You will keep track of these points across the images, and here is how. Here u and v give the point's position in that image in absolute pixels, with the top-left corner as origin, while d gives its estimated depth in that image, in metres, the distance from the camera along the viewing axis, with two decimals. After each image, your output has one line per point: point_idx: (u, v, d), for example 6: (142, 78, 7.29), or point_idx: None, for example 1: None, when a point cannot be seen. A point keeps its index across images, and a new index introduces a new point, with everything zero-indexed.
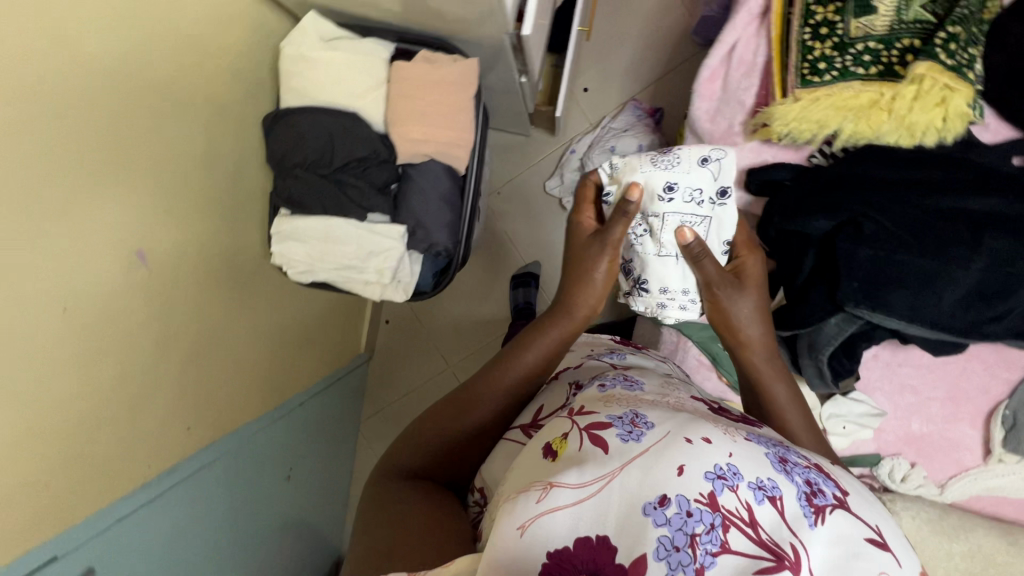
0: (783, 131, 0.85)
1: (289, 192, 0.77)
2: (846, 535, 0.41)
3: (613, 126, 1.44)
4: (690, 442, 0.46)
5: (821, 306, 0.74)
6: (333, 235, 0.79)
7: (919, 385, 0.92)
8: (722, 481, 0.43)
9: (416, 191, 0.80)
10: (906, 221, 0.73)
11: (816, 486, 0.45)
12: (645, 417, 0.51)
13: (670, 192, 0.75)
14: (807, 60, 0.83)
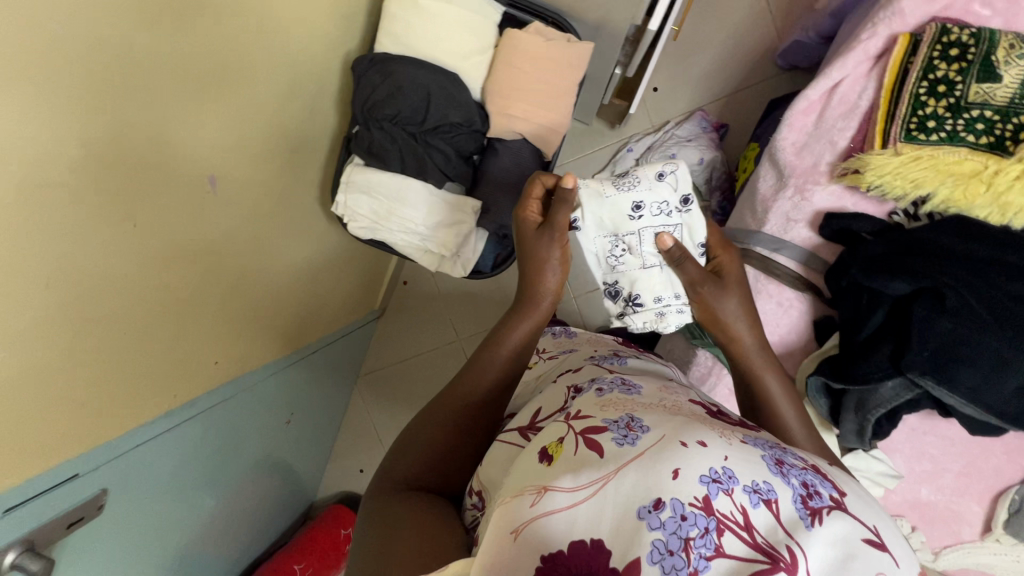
0: (874, 182, 0.83)
1: (372, 143, 0.72)
2: (843, 537, 0.40)
3: (677, 133, 1.40)
4: (685, 445, 0.44)
5: (881, 367, 0.74)
6: (405, 197, 0.76)
7: (938, 456, 0.93)
8: (719, 485, 0.41)
9: (500, 168, 0.77)
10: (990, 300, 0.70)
11: (812, 488, 0.43)
12: (643, 420, 0.49)
13: (637, 212, 0.77)
14: (916, 115, 0.81)
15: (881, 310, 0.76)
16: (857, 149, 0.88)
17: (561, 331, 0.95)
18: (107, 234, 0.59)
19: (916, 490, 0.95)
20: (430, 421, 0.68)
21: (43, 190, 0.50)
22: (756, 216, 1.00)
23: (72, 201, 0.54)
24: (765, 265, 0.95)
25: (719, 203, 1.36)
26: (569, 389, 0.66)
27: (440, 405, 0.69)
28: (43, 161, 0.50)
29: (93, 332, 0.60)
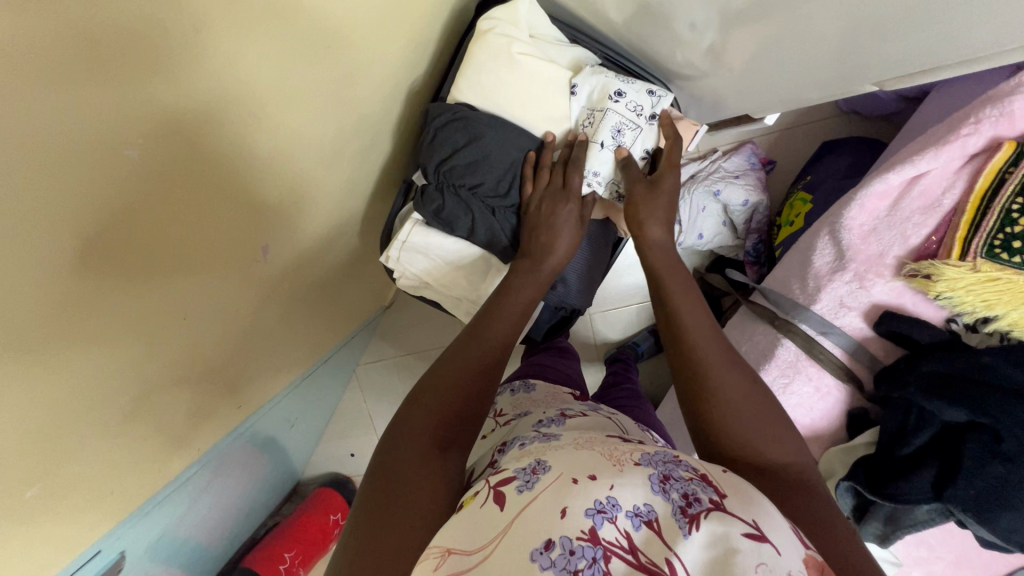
0: (943, 293, 0.81)
1: (441, 205, 0.75)
2: (718, 536, 0.44)
3: (724, 166, 1.32)
4: (576, 482, 0.49)
5: (920, 490, 0.77)
6: (462, 262, 0.80)
7: (935, 545, 0.96)
8: (604, 515, 0.46)
9: None
10: None
11: (692, 496, 0.48)
12: (545, 461, 0.53)
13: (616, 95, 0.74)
14: (1003, 232, 0.77)
15: (928, 431, 0.77)
16: (930, 250, 0.85)
17: (519, 385, 0.89)
18: (146, 304, 0.52)
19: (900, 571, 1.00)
20: (429, 393, 0.61)
21: (93, 279, 0.43)
22: (804, 289, 0.97)
23: (119, 302, 0.47)
24: (808, 345, 0.94)
25: (754, 244, 1.33)
26: (495, 448, 0.69)
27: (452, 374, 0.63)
28: (99, 253, 0.42)
29: (110, 402, 0.54)
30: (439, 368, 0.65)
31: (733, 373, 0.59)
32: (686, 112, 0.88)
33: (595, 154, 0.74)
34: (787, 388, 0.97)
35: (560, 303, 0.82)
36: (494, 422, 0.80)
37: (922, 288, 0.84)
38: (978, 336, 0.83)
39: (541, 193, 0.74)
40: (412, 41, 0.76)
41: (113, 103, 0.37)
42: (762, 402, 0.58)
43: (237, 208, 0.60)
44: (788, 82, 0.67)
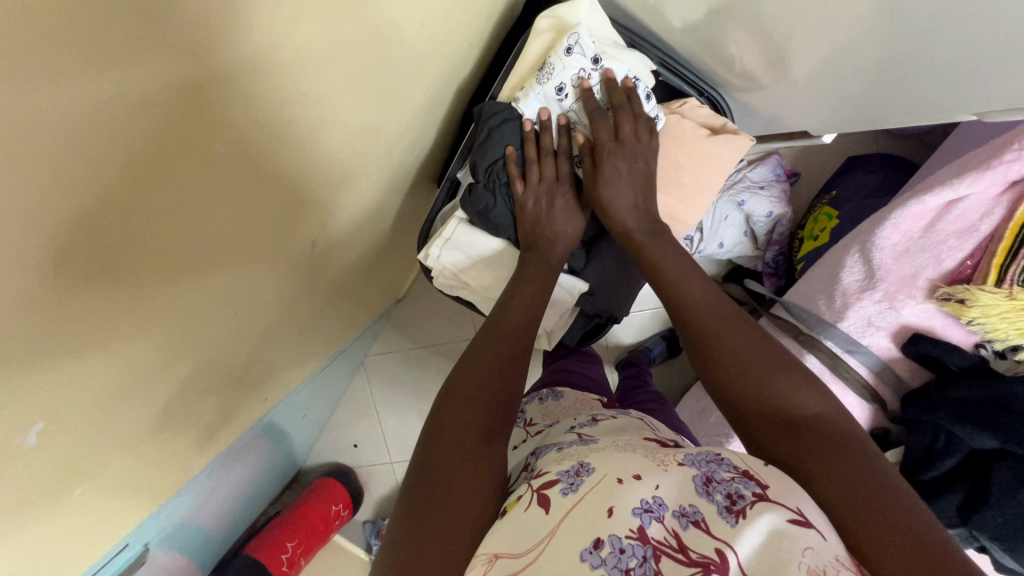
0: (975, 319, 0.81)
1: (486, 203, 0.76)
2: (764, 527, 0.43)
3: (749, 176, 1.31)
4: (621, 482, 0.48)
5: (947, 515, 0.77)
6: (501, 261, 0.80)
7: None
8: (651, 514, 0.45)
9: (613, 250, 0.81)
10: None
11: (734, 492, 0.46)
12: (588, 464, 0.52)
13: (561, 96, 0.74)
14: None
15: (956, 456, 0.77)
16: (963, 274, 0.85)
17: (547, 394, 0.88)
18: (193, 289, 0.50)
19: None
20: (466, 392, 0.59)
21: (145, 286, 0.43)
22: (831, 307, 0.97)
23: (163, 305, 0.47)
24: (834, 363, 0.96)
25: (774, 256, 1.35)
26: (527, 458, 0.68)
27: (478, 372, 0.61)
28: (155, 254, 0.42)
29: (148, 405, 0.54)
30: (472, 360, 0.63)
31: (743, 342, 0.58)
32: (734, 121, 0.88)
33: None
34: None
35: (600, 308, 0.83)
36: (525, 432, 0.79)
37: (954, 313, 0.83)
38: (1006, 363, 0.82)
39: (534, 187, 0.74)
40: (458, 44, 0.76)
41: (177, 118, 0.36)
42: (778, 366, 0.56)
43: (278, 210, 0.59)
44: (853, 103, 0.65)
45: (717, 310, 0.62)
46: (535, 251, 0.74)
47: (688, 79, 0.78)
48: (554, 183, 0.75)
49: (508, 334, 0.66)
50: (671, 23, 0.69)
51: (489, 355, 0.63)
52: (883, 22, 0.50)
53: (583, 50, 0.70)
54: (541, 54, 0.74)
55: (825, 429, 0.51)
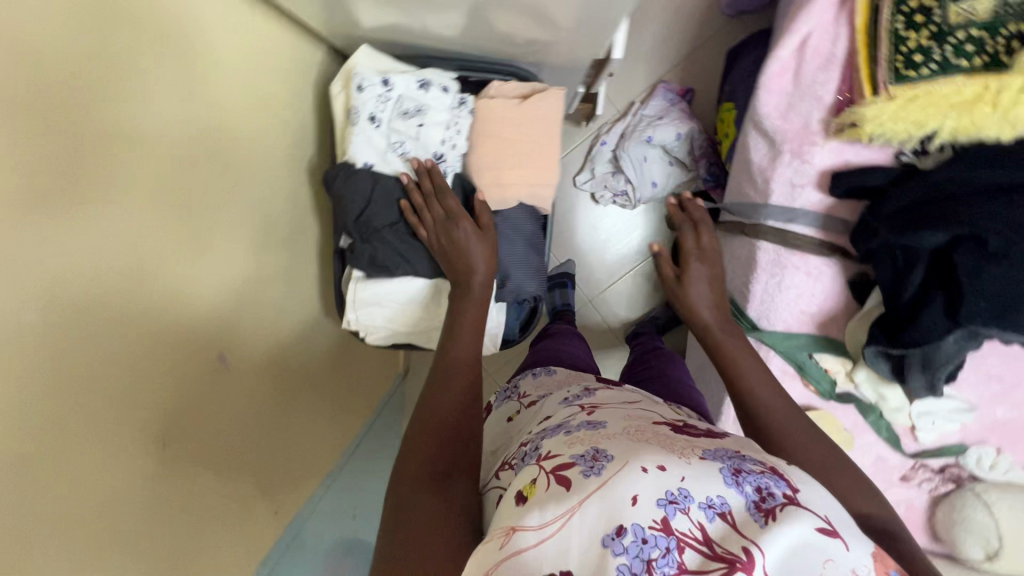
0: (875, 132, 0.80)
1: (374, 254, 0.80)
2: (795, 531, 0.46)
3: (646, 113, 1.36)
4: (644, 470, 0.50)
5: (939, 323, 0.72)
6: (414, 293, 0.84)
7: (1004, 373, 0.89)
8: (674, 505, 0.48)
9: (503, 239, 0.85)
10: None
11: (766, 490, 0.49)
12: (606, 448, 0.55)
13: (376, 124, 0.78)
14: (900, 52, 0.77)
15: (920, 266, 0.75)
16: (846, 99, 0.85)
17: (541, 371, 1.00)
18: (133, 432, 0.58)
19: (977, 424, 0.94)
20: (428, 421, 0.64)
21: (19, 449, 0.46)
22: (757, 189, 0.97)
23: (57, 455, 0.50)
24: (781, 237, 0.93)
25: (707, 169, 1.33)
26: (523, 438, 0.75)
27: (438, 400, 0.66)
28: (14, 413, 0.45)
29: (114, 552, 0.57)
30: (434, 390, 0.68)
31: (804, 430, 0.64)
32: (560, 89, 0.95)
33: (429, 133, 0.80)
34: (781, 286, 0.94)
35: (520, 294, 0.87)
36: (518, 405, 0.90)
37: (855, 137, 0.83)
38: (930, 157, 0.80)
39: (432, 230, 0.79)
40: (287, 129, 0.82)
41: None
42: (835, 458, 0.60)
43: (178, 333, 0.64)
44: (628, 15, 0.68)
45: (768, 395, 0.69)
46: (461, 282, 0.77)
47: (497, 70, 0.85)
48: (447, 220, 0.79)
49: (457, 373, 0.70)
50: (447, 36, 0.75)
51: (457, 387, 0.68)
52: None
53: (369, 78, 0.76)
54: (345, 108, 0.79)
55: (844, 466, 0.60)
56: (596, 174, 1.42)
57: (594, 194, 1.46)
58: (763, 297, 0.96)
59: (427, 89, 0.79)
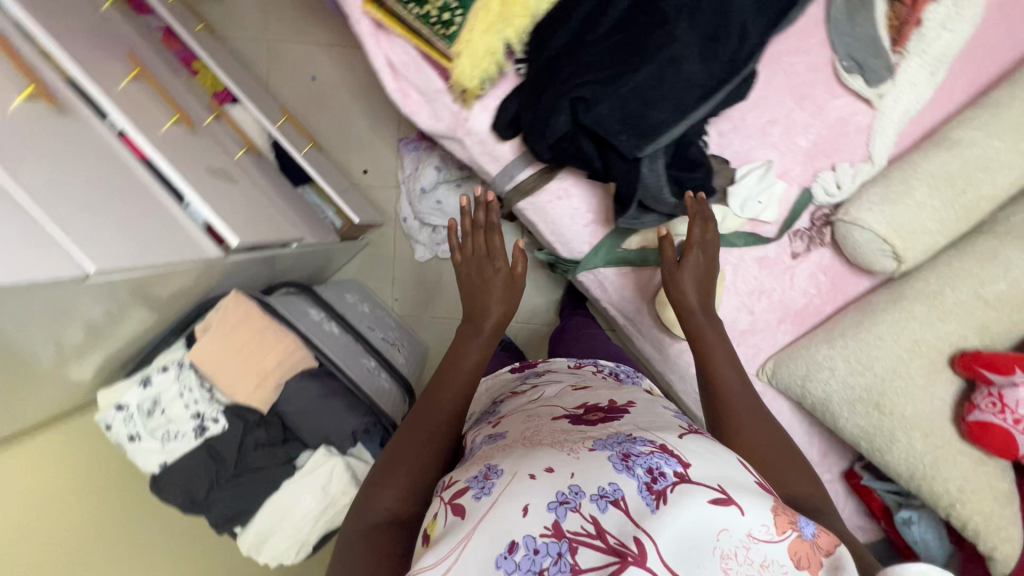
0: (479, 83, 0.86)
1: (223, 514, 0.77)
2: (685, 504, 0.50)
3: (408, 174, 1.46)
4: (531, 477, 0.53)
5: (625, 169, 0.74)
6: (286, 506, 0.79)
7: (773, 115, 0.91)
8: (565, 504, 0.50)
9: (301, 413, 0.80)
10: (606, 54, 0.70)
11: (658, 470, 0.53)
12: (492, 463, 0.58)
13: (134, 440, 0.76)
14: (435, 24, 0.84)
15: (576, 143, 0.75)
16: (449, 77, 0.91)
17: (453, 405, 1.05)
18: None
19: (784, 170, 0.92)
20: (362, 506, 0.64)
21: None
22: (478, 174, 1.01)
23: None
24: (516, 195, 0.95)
25: None
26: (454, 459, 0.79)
27: (382, 475, 0.66)
28: None
29: None
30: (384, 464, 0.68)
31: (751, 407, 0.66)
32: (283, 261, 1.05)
33: (176, 408, 0.76)
34: (553, 227, 0.97)
35: (352, 435, 0.82)
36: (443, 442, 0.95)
37: (476, 94, 0.89)
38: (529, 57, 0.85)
39: (464, 257, 0.92)
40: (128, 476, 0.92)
41: None
42: (777, 439, 0.63)
43: None
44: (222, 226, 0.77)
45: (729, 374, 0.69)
46: (471, 322, 0.84)
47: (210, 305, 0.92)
48: (483, 256, 0.91)
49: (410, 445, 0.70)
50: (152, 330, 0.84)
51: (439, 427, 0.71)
52: (134, 236, 0.66)
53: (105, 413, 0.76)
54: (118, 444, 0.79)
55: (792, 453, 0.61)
56: (424, 242, 1.50)
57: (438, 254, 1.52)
58: (558, 241, 0.99)
59: (146, 379, 0.77)
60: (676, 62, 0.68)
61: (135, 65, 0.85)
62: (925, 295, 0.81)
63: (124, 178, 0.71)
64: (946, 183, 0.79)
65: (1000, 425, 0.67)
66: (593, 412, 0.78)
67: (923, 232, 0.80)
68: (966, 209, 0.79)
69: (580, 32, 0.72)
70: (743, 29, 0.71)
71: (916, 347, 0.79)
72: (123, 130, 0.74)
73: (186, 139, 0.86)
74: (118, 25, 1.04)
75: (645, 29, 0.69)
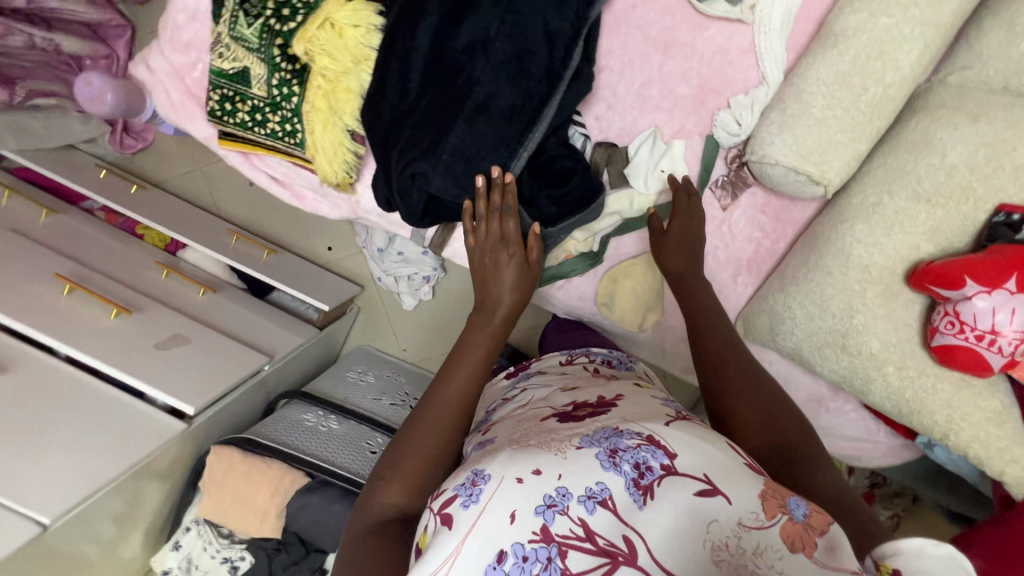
0: (344, 174, 0.85)
1: None
2: (670, 501, 0.47)
3: (363, 239, 1.45)
4: (522, 480, 0.48)
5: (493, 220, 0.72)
6: None
7: (646, 75, 0.83)
8: (555, 508, 0.46)
9: (309, 527, 0.88)
10: (423, 122, 0.68)
11: (644, 464, 0.49)
12: (481, 466, 0.51)
13: None
14: (283, 136, 0.85)
15: (442, 210, 0.74)
16: None
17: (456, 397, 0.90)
18: None
19: (679, 126, 0.84)
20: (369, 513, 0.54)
21: None
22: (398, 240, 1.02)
23: None
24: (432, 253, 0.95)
25: None
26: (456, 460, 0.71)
27: (389, 472, 0.56)
28: None
29: None
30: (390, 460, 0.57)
31: (755, 377, 0.64)
32: (272, 371, 1.14)
33: (206, 559, 0.90)
34: None
35: None
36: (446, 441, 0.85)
37: (351, 183, 0.88)
38: None
39: (483, 241, 0.66)
40: None
41: None
42: (784, 410, 0.61)
43: None
44: (180, 401, 0.85)
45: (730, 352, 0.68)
46: (483, 312, 0.64)
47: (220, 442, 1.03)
48: (499, 242, 0.66)
49: (420, 436, 0.57)
50: (172, 493, 0.94)
51: (446, 421, 0.59)
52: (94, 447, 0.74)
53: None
54: None
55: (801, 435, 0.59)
56: (408, 291, 1.50)
57: (426, 295, 1.52)
58: None
59: (177, 544, 0.91)
60: (487, 105, 0.65)
61: (66, 280, 0.93)
62: (862, 212, 0.72)
63: (80, 394, 0.80)
64: (845, 87, 0.69)
65: (964, 345, 0.60)
66: (582, 405, 0.67)
67: (839, 147, 0.71)
68: (875, 105, 0.69)
69: (396, 112, 0.70)
70: (545, 35, 0.66)
71: (867, 274, 0.71)
72: (71, 355, 0.84)
73: (132, 324, 0.94)
74: (55, 231, 1.15)
75: (445, 83, 0.66)
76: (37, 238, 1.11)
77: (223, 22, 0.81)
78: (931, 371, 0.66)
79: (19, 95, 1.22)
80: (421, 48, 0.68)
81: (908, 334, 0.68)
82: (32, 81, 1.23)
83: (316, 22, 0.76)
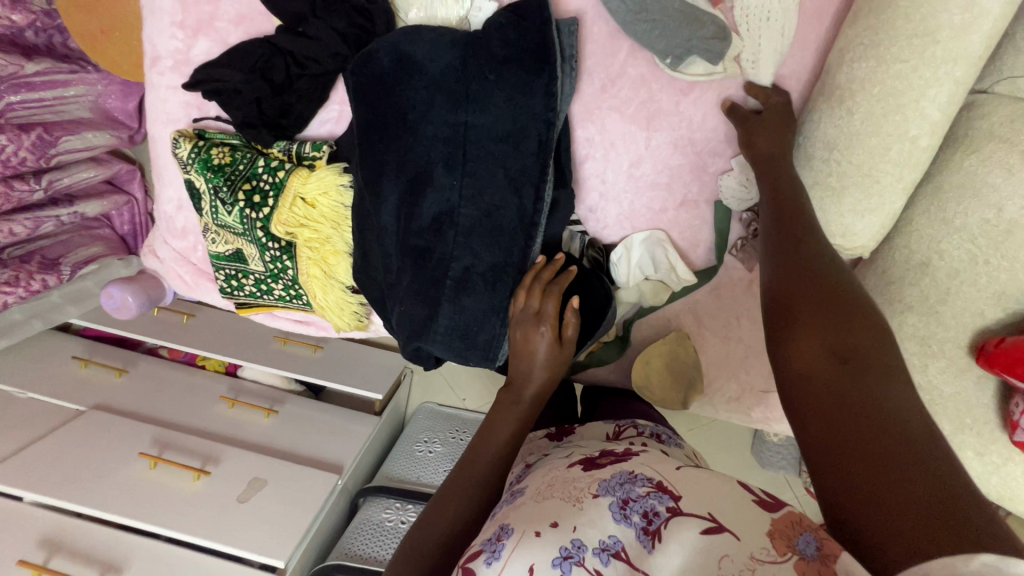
0: (355, 322, 0.85)
1: None
2: (679, 545, 0.41)
3: None
4: (538, 533, 0.43)
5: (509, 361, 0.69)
6: None
7: (634, 154, 0.76)
8: (570, 560, 0.41)
9: None
10: (409, 294, 0.64)
11: (650, 507, 0.44)
12: (507, 521, 0.46)
13: None
14: (290, 297, 0.87)
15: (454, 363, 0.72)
16: None
17: None
18: None
19: (681, 198, 0.77)
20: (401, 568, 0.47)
21: None
22: None
23: None
24: None
25: None
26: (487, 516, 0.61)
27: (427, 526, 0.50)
28: None
29: None
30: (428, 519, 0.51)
31: (829, 267, 0.46)
32: (345, 480, 1.19)
33: None
34: None
35: None
36: None
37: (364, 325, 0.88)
38: None
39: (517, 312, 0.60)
40: None
41: None
42: (856, 306, 0.42)
43: None
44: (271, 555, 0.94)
45: (803, 247, 0.48)
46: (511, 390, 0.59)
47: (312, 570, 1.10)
48: (535, 315, 0.59)
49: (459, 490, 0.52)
50: None
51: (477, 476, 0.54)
52: None
53: None
54: None
55: (899, 372, 0.38)
56: None
57: None
58: None
59: None
60: (468, 270, 0.63)
61: (148, 456, 1.03)
62: (909, 276, 0.63)
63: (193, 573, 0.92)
64: (864, 148, 0.59)
65: None
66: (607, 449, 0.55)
67: (869, 211, 0.61)
68: (905, 160, 0.59)
69: (384, 284, 0.68)
70: (508, 187, 0.62)
71: (926, 347, 0.62)
72: (171, 536, 0.94)
73: (213, 482, 1.03)
74: (129, 390, 1.26)
75: (423, 250, 0.64)
76: (114, 404, 1.23)
77: (206, 212, 0.82)
78: (1019, 456, 0.59)
79: (67, 272, 1.26)
80: (391, 224, 0.65)
81: (983, 415, 0.61)
82: (73, 255, 1.28)
83: (288, 203, 0.76)
